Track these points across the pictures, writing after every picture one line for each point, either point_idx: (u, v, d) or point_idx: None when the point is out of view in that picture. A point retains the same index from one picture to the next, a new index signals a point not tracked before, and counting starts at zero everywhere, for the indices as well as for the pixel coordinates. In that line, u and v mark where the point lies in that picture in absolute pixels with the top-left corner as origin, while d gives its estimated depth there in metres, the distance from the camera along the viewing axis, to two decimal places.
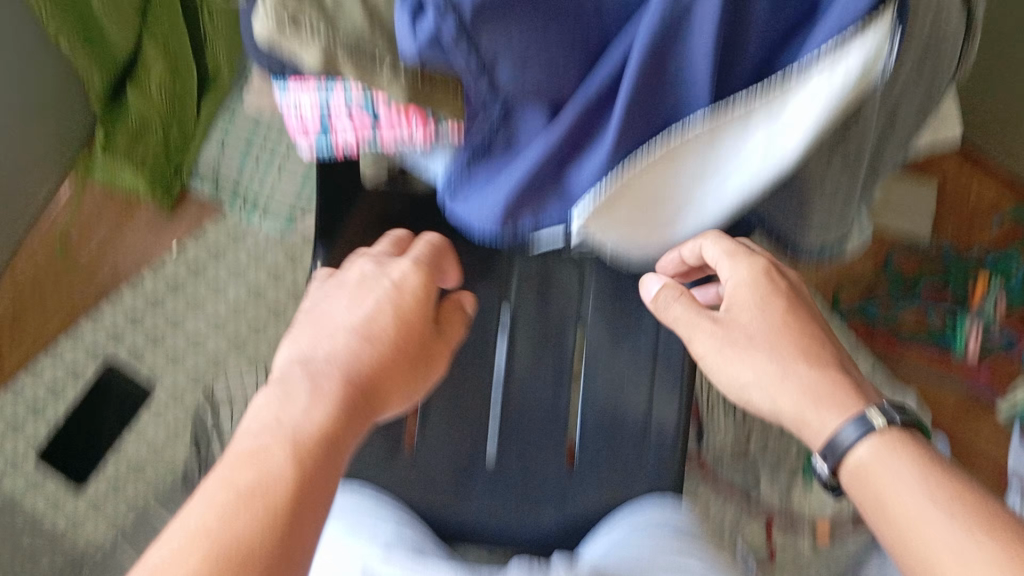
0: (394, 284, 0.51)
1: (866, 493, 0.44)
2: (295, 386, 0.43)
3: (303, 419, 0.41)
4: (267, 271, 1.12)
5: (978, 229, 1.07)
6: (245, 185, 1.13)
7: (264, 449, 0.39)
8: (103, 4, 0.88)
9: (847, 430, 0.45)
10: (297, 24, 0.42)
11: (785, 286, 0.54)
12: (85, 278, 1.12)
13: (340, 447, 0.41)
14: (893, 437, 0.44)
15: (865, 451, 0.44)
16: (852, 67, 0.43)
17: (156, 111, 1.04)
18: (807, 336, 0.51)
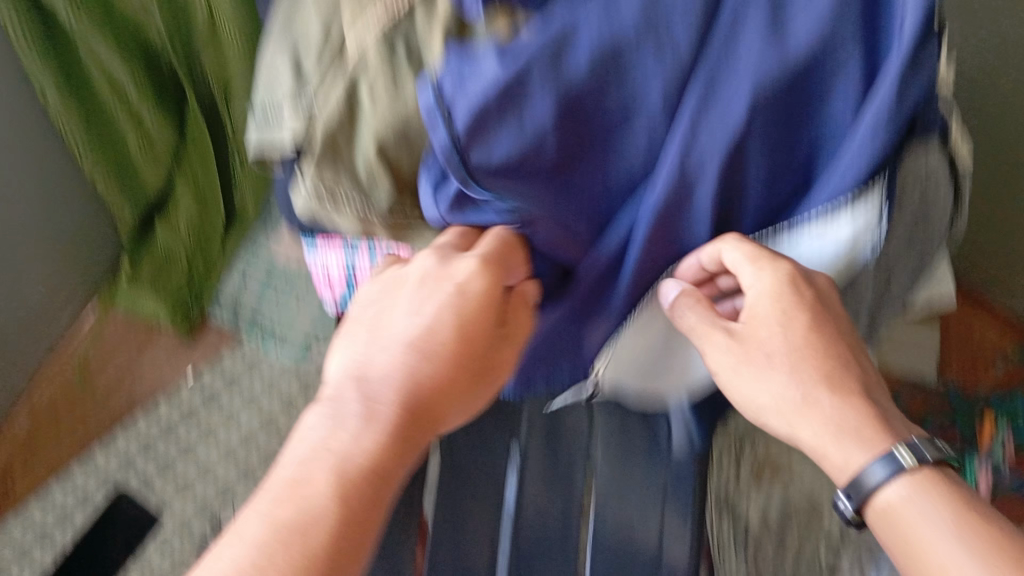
0: (456, 289, 0.47)
1: (892, 528, 0.44)
2: (354, 403, 0.43)
3: (353, 449, 0.41)
4: (280, 398, 1.12)
5: (983, 369, 1.09)
6: (263, 315, 1.16)
7: (311, 480, 0.40)
8: (137, 143, 0.90)
9: (874, 469, 0.44)
10: (335, 197, 0.48)
11: (812, 297, 0.48)
12: (100, 404, 1.13)
13: (386, 480, 0.42)
14: (923, 477, 0.44)
15: (896, 492, 0.44)
16: (843, 231, 0.46)
17: (181, 245, 1.10)
18: (827, 356, 0.48)
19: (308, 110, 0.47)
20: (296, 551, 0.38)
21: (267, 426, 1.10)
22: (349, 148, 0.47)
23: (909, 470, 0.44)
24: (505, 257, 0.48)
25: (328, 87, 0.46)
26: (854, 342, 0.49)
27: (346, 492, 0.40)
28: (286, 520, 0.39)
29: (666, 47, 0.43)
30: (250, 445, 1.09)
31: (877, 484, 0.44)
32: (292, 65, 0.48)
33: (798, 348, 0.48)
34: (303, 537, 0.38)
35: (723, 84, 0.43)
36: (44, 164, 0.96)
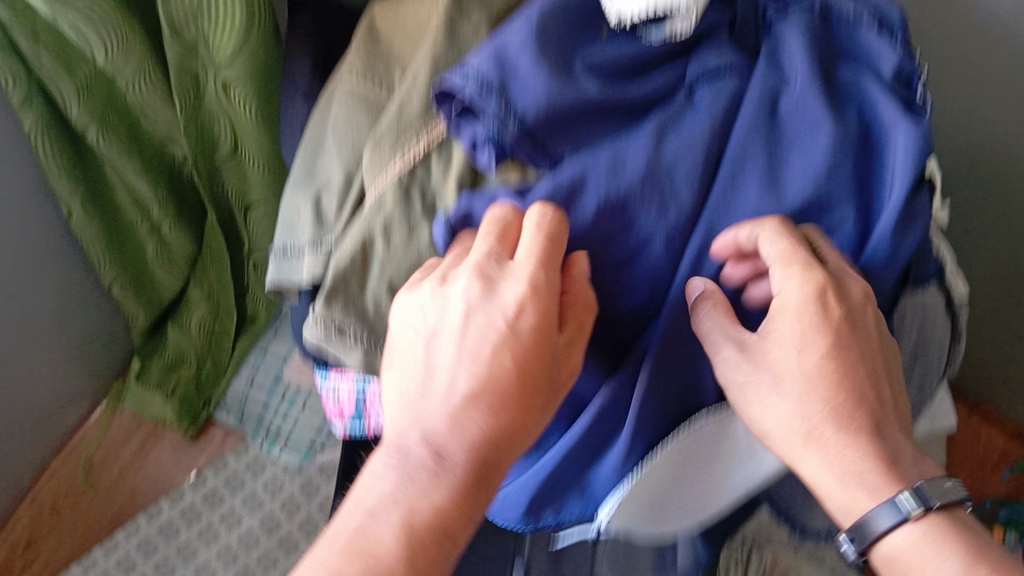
0: (506, 324, 0.42)
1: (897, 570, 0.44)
2: (418, 445, 0.42)
3: (418, 501, 0.41)
4: (283, 503, 1.11)
5: (989, 480, 1.08)
6: (267, 419, 1.17)
7: (377, 537, 0.40)
8: (156, 253, 0.95)
9: (882, 512, 0.43)
10: (343, 334, 0.47)
11: (839, 319, 0.44)
12: (103, 504, 1.12)
13: (454, 537, 0.41)
14: (931, 519, 0.43)
15: (907, 534, 0.43)
16: None
17: (193, 347, 1.14)
18: (848, 392, 0.44)
19: (328, 251, 0.49)
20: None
21: (269, 529, 1.09)
22: (362, 288, 0.47)
23: (919, 513, 0.42)
24: (551, 257, 0.43)
25: (349, 233, 0.48)
26: (878, 370, 0.45)
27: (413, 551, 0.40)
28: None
29: (675, 203, 0.45)
30: (251, 549, 1.07)
31: (883, 528, 0.43)
32: (313, 207, 0.50)
33: (820, 372, 0.44)
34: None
35: (726, 236, 0.46)
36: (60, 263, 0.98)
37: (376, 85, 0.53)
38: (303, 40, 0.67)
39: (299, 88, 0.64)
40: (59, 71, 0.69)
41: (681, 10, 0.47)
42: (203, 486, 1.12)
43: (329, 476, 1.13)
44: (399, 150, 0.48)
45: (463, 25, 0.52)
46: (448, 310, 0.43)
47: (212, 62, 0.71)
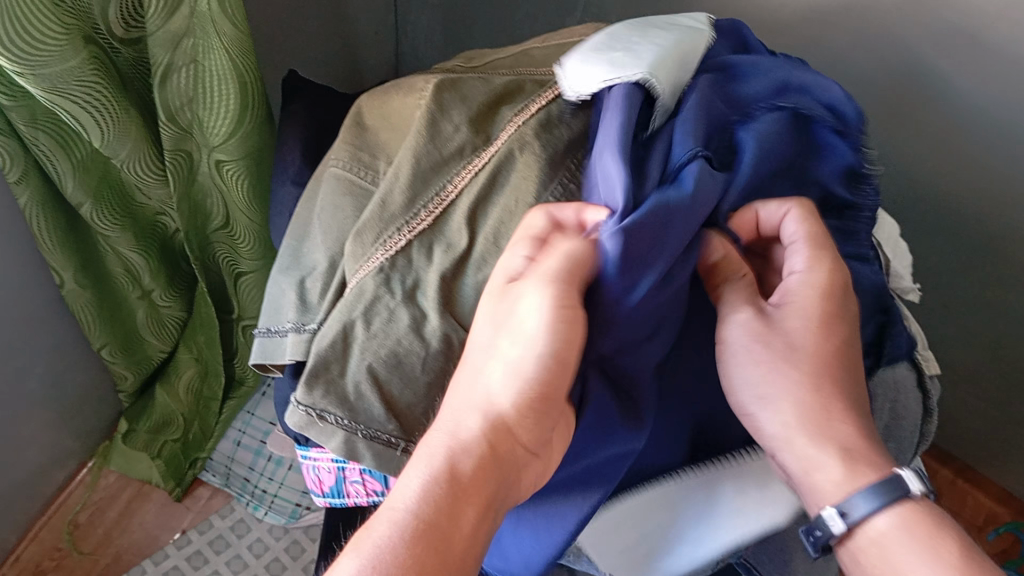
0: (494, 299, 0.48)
1: (860, 555, 0.48)
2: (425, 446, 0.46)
3: (414, 491, 0.44)
4: (269, 565, 1.12)
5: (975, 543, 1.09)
6: (253, 481, 1.18)
7: (384, 524, 0.43)
8: (148, 319, 0.99)
9: (855, 501, 0.48)
10: (323, 418, 0.48)
11: (843, 312, 0.53)
12: (88, 566, 1.11)
13: (443, 500, 0.44)
14: (907, 510, 0.47)
15: (883, 521, 0.48)
16: None
17: (181, 410, 1.15)
18: (834, 371, 0.52)
19: (311, 331, 0.53)
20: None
21: None
22: (342, 372, 0.49)
23: (896, 499, 0.47)
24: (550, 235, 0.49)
25: (332, 316, 0.52)
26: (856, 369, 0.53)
27: (410, 536, 0.43)
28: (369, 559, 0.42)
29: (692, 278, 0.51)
30: None
31: (854, 515, 0.48)
32: (298, 290, 0.55)
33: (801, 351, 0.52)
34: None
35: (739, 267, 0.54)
36: (52, 328, 0.99)
37: (362, 174, 0.57)
38: (296, 129, 0.70)
39: (290, 173, 0.67)
40: (57, 151, 0.71)
41: (636, 79, 0.52)
42: (186, 547, 1.13)
43: (314, 536, 1.15)
44: (380, 242, 0.52)
45: (443, 123, 0.55)
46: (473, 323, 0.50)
47: (205, 143, 0.74)
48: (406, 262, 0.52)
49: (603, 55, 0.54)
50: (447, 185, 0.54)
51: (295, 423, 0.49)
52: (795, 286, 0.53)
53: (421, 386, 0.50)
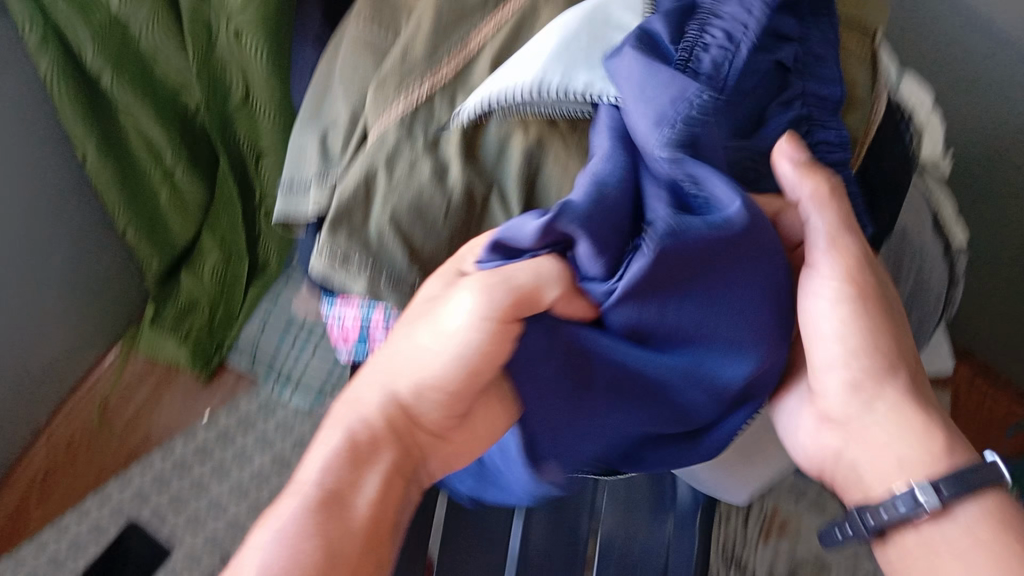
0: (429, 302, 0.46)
1: (920, 544, 0.44)
2: (349, 413, 0.47)
3: (320, 466, 0.44)
4: (293, 445, 1.17)
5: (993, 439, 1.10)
6: (278, 362, 1.20)
7: (289, 507, 0.43)
8: (171, 199, 0.98)
9: (936, 488, 0.43)
10: (347, 261, 0.49)
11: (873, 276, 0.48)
12: (118, 442, 1.18)
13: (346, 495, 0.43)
14: (988, 506, 0.43)
15: (961, 510, 0.43)
16: None
17: (206, 293, 1.17)
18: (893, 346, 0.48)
19: (332, 183, 0.53)
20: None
21: (281, 468, 1.15)
22: (365, 219, 0.49)
23: (976, 495, 0.43)
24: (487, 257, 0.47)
25: (355, 165, 0.51)
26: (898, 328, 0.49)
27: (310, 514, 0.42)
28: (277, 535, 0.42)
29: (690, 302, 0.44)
30: (262, 487, 1.14)
31: (931, 505, 0.43)
32: (320, 145, 0.54)
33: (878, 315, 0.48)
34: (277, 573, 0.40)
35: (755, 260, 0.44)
36: (73, 209, 1.01)
37: (383, 32, 0.56)
38: None
39: (311, 32, 0.67)
40: (75, 14, 0.73)
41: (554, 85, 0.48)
42: (215, 425, 1.19)
43: None
44: (403, 92, 0.52)
45: None
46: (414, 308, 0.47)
47: (223, 10, 0.74)
48: (429, 113, 0.52)
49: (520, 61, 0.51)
50: (468, 39, 0.54)
51: (319, 265, 0.50)
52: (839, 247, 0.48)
53: (444, 237, 0.50)
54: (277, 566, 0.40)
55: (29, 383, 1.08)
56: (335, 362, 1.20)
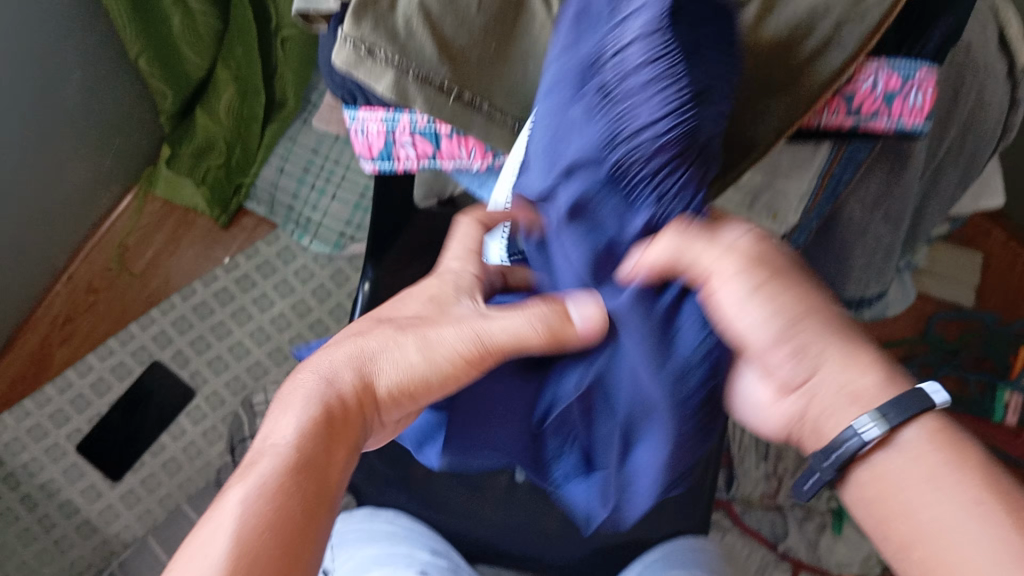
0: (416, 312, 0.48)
1: (879, 481, 0.37)
2: (304, 390, 0.45)
3: (293, 427, 0.43)
4: (313, 291, 1.19)
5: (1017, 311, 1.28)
6: (297, 209, 1.19)
7: (250, 472, 0.41)
8: (184, 29, 0.99)
9: (889, 414, 0.36)
10: (373, 55, 0.47)
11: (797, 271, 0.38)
12: (139, 286, 1.18)
13: (317, 467, 0.42)
14: (934, 428, 0.36)
15: (909, 435, 0.36)
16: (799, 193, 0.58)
17: (223, 133, 1.13)
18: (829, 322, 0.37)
19: None
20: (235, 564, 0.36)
21: (300, 313, 1.17)
22: (393, 6, 0.47)
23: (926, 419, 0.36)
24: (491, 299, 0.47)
25: None
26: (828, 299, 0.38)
27: (288, 469, 0.41)
28: (246, 489, 0.40)
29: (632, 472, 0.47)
30: (283, 331, 1.16)
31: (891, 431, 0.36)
32: None
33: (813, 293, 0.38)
34: (246, 525, 0.38)
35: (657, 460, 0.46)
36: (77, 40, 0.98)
37: None
38: None
39: None
40: None
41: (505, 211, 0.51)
42: (235, 271, 1.19)
43: (357, 266, 1.20)
44: None
45: None
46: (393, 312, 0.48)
47: None
48: None
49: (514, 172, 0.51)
50: None
51: (342, 60, 0.47)
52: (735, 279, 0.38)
53: (478, 28, 0.47)
54: (249, 515, 0.38)
55: (48, 231, 1.08)
56: (356, 206, 1.19)
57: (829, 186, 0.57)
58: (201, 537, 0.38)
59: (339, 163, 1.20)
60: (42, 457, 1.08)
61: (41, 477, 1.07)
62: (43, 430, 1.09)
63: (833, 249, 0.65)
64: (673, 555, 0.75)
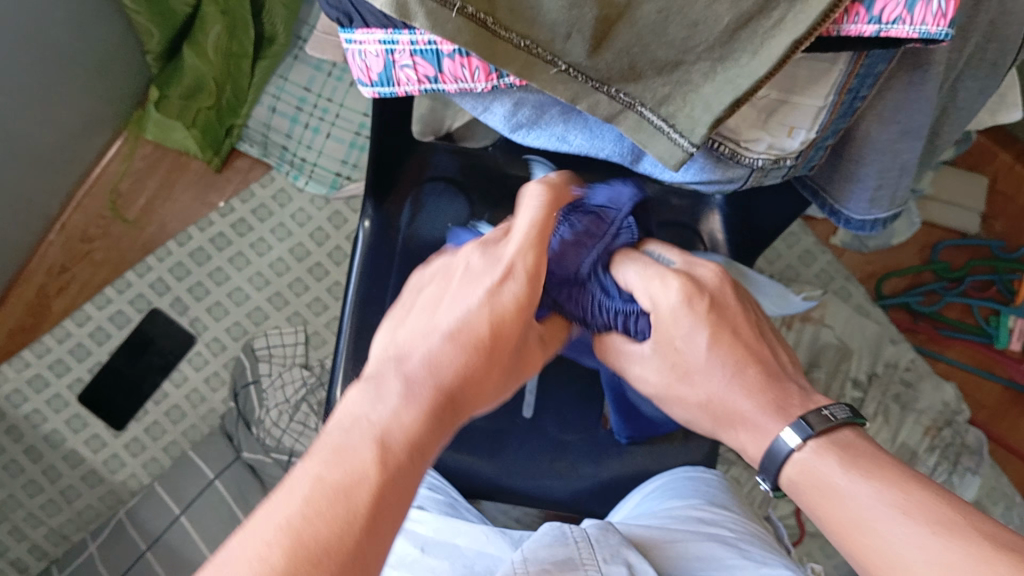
0: (492, 295, 0.46)
1: (811, 492, 0.46)
2: (387, 382, 0.42)
3: (399, 420, 0.40)
4: (311, 233, 1.18)
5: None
6: (291, 149, 1.17)
7: (337, 467, 0.37)
8: None
9: (793, 430, 0.47)
10: None
11: (706, 306, 0.53)
12: (133, 233, 1.16)
13: (424, 455, 0.40)
14: (834, 437, 0.47)
15: (808, 453, 0.47)
16: (816, 104, 0.55)
17: (213, 71, 1.08)
18: (734, 361, 0.52)
19: None
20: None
21: (299, 257, 1.17)
22: None
23: (820, 432, 0.47)
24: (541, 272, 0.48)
25: None
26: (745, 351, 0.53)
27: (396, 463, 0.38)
28: (332, 483, 0.36)
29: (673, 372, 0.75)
30: (282, 276, 1.16)
31: (797, 446, 0.47)
32: None
33: (715, 363, 0.52)
34: (336, 530, 0.35)
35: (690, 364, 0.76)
36: None
37: None
38: None
39: None
40: None
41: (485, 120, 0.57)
42: (230, 215, 1.18)
43: (355, 207, 1.19)
44: None
45: None
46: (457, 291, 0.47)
47: None
48: None
49: (484, 109, 0.56)
50: None
51: None
52: (665, 312, 0.53)
53: None
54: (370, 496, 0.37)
55: (39, 184, 1.07)
56: (352, 144, 1.16)
57: (845, 103, 0.55)
58: (284, 541, 0.34)
59: (333, 101, 1.16)
60: (44, 411, 1.08)
61: (44, 429, 1.08)
62: (42, 380, 1.09)
63: (842, 169, 0.63)
64: (672, 483, 0.75)
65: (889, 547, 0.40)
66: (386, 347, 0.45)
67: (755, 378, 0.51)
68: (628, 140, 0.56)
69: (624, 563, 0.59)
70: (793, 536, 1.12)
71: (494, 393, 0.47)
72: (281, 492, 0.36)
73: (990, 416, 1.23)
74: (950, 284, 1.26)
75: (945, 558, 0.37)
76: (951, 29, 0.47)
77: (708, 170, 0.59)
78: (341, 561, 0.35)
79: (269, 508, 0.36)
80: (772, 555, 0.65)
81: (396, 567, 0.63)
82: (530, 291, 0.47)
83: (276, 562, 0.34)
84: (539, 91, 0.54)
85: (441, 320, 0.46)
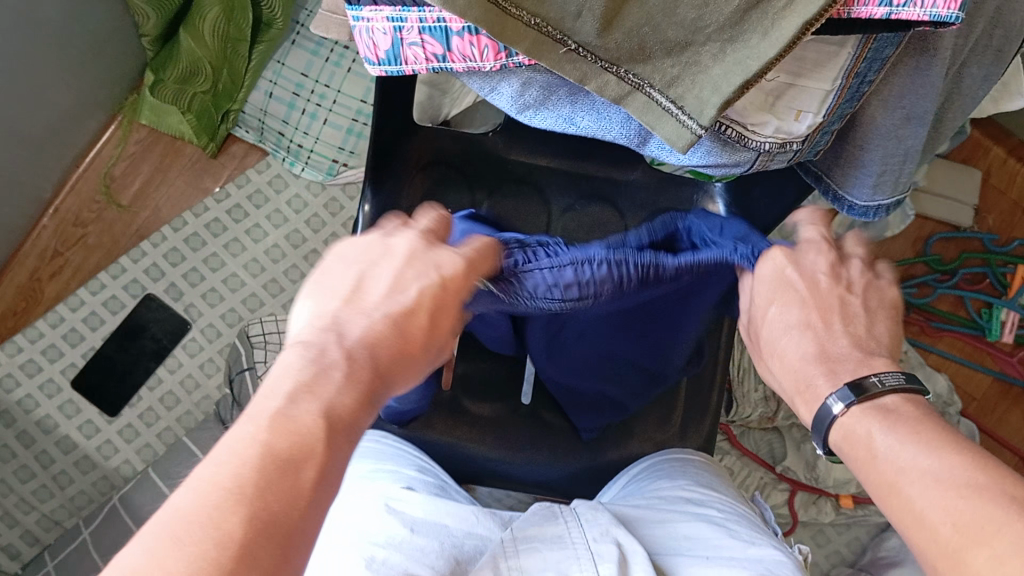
0: (439, 275, 0.47)
1: (854, 453, 0.46)
2: (324, 353, 0.41)
3: (339, 393, 0.40)
4: (308, 221, 1.18)
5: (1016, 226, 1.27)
6: (287, 136, 1.16)
7: (286, 435, 0.37)
8: None
9: (837, 398, 0.47)
10: None
11: (794, 283, 0.52)
12: (127, 220, 1.16)
13: (354, 436, 0.40)
14: (879, 404, 0.46)
15: (857, 415, 0.46)
16: (823, 87, 0.55)
17: (210, 56, 1.05)
18: (816, 315, 0.51)
19: None
20: (272, 549, 0.34)
21: (295, 244, 1.17)
22: None
23: (862, 399, 0.46)
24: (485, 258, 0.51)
25: None
26: (830, 305, 0.52)
27: (333, 443, 0.38)
28: (277, 456, 0.36)
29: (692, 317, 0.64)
30: (277, 262, 1.16)
31: (842, 411, 0.47)
32: None
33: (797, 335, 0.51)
34: (283, 499, 0.35)
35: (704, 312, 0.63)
36: None
37: None
38: None
39: None
40: None
41: (491, 100, 0.57)
42: (226, 201, 1.17)
43: (351, 194, 1.18)
44: None
45: None
46: (388, 261, 0.47)
47: None
48: None
49: (490, 91, 0.56)
50: None
51: None
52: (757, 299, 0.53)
53: None
54: (310, 478, 0.36)
55: (33, 167, 1.06)
56: (349, 131, 1.15)
57: (853, 87, 0.55)
58: (239, 507, 0.34)
59: (330, 87, 1.14)
60: (37, 396, 1.08)
61: (37, 414, 1.07)
62: (35, 365, 1.08)
63: (846, 155, 0.64)
64: (660, 463, 0.75)
65: (925, 511, 0.40)
66: (315, 320, 0.44)
67: (806, 342, 0.51)
68: (636, 121, 0.56)
69: (613, 541, 0.58)
70: (786, 526, 1.12)
71: (415, 376, 0.46)
72: (223, 450, 0.36)
73: (978, 408, 1.24)
74: (942, 276, 1.26)
75: (973, 519, 0.38)
76: (961, 12, 0.47)
77: (717, 157, 0.59)
78: (286, 533, 0.35)
79: (203, 464, 0.36)
80: (760, 534, 0.64)
81: (384, 546, 0.59)
82: (463, 281, 0.48)
83: (232, 529, 0.33)
84: (549, 72, 0.54)
85: (371, 299, 0.45)
